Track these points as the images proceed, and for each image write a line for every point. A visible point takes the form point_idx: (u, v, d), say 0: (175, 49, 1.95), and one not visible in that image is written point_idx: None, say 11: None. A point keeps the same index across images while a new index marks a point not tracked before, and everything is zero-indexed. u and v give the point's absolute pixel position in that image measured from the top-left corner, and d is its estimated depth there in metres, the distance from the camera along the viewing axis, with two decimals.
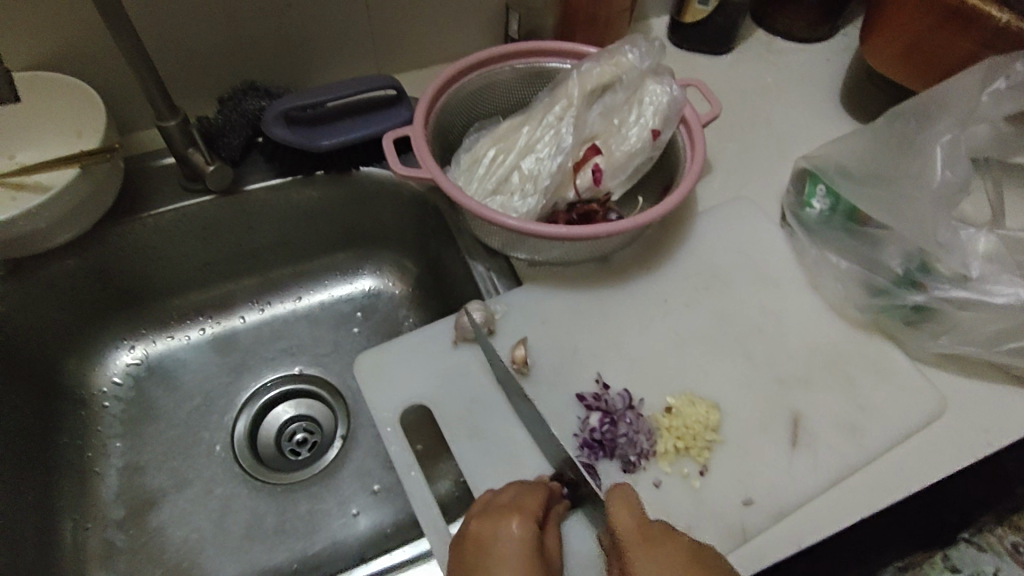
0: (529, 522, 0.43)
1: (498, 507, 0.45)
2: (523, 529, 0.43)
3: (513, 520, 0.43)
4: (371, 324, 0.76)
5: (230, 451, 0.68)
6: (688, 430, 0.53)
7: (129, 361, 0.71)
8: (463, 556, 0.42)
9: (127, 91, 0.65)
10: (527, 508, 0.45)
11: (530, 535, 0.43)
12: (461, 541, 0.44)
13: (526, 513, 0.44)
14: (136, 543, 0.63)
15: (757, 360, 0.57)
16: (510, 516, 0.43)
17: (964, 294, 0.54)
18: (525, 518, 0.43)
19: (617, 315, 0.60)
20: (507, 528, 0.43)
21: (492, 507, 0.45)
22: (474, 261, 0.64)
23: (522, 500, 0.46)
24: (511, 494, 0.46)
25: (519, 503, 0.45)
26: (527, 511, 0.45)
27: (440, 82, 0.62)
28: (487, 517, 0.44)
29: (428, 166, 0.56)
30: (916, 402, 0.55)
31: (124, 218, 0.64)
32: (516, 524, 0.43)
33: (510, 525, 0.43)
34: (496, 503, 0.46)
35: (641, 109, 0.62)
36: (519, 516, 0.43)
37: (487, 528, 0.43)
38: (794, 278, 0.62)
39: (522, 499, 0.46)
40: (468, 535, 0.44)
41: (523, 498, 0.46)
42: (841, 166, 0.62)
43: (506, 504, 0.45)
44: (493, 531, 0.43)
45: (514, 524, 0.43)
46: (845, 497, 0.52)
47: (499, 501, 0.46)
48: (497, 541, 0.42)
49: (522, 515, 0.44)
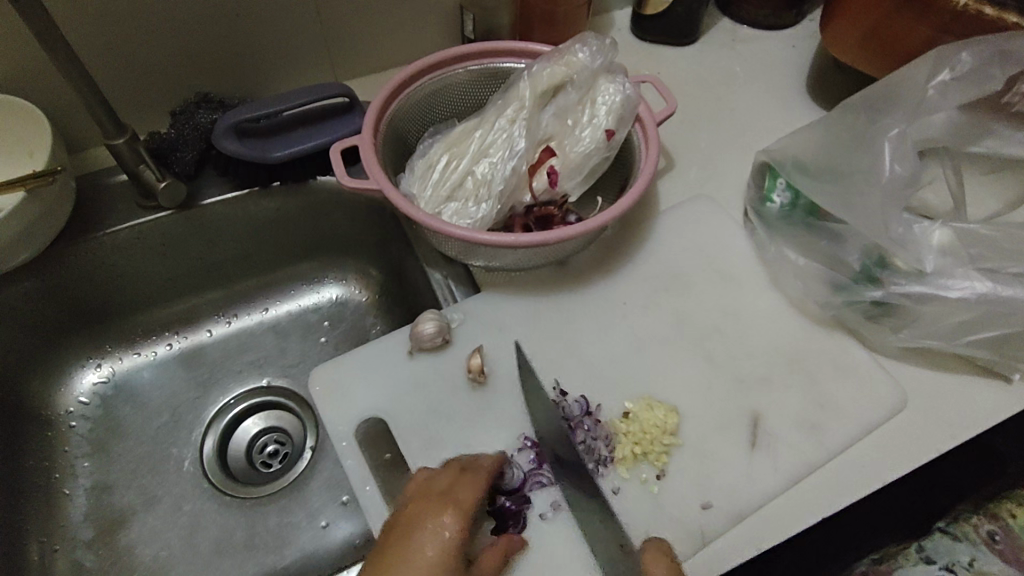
0: (461, 518, 0.44)
1: (436, 494, 0.46)
2: (453, 525, 0.43)
3: (446, 519, 0.43)
4: (339, 332, 0.75)
5: (198, 467, 0.68)
6: (646, 435, 0.52)
7: (95, 379, 0.71)
8: (392, 534, 0.44)
9: (75, 110, 0.64)
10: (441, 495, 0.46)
11: (458, 533, 0.43)
12: (392, 517, 0.45)
13: (460, 508, 0.44)
14: (105, 563, 0.63)
15: (717, 361, 0.57)
16: (428, 506, 0.45)
17: (921, 288, 0.53)
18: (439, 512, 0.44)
19: (575, 319, 0.59)
20: (438, 524, 0.43)
21: (430, 491, 0.46)
22: (432, 269, 0.64)
23: (460, 489, 0.46)
24: (450, 479, 0.47)
25: (454, 493, 0.45)
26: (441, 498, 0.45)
27: (389, 88, 0.61)
28: (422, 504, 0.45)
29: (375, 176, 0.56)
30: (877, 397, 0.55)
31: (78, 238, 0.64)
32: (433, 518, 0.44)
33: (442, 521, 0.43)
34: (433, 489, 0.46)
35: (595, 108, 0.61)
36: (453, 512, 0.44)
37: (420, 517, 0.44)
38: (755, 274, 0.62)
39: (459, 488, 0.46)
40: (402, 518, 0.45)
41: (459, 487, 0.46)
42: (798, 159, 0.60)
43: (442, 493, 0.46)
44: (426, 524, 0.43)
45: (447, 519, 0.44)
46: (805, 497, 0.51)
47: (437, 484, 0.47)
48: (426, 536, 0.43)
49: (455, 509, 0.44)
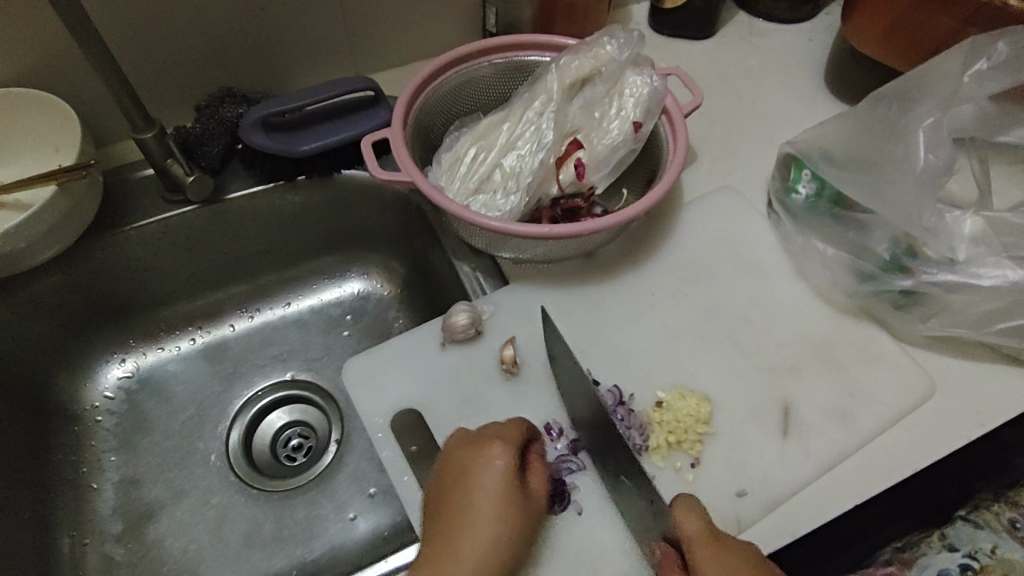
0: (512, 449, 0.48)
1: (483, 434, 0.50)
2: (506, 456, 0.48)
3: (495, 452, 0.48)
4: (361, 326, 0.75)
5: (225, 460, 0.68)
6: (679, 423, 0.53)
7: (120, 374, 0.71)
8: (450, 470, 0.49)
9: (100, 104, 0.64)
10: (487, 438, 0.50)
11: (512, 460, 0.48)
12: (448, 457, 0.50)
13: (508, 442, 0.49)
14: (135, 556, 0.63)
15: (746, 350, 0.57)
16: (482, 449, 0.49)
17: (952, 277, 0.54)
18: (491, 454, 0.48)
19: (605, 310, 0.59)
20: (492, 458, 0.48)
21: (478, 435, 0.50)
22: (460, 262, 0.64)
23: (505, 429, 0.50)
24: (493, 424, 0.51)
25: (500, 432, 0.50)
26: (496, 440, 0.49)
27: (418, 81, 0.61)
28: (471, 447, 0.49)
29: (407, 168, 0.56)
30: (906, 385, 0.55)
31: (105, 232, 0.64)
32: (487, 459, 0.48)
33: (495, 453, 0.48)
34: (478, 435, 0.50)
35: (623, 101, 0.61)
36: (503, 444, 0.48)
37: (473, 454, 0.49)
38: (781, 265, 0.62)
39: (502, 427, 0.50)
40: (456, 458, 0.49)
41: (504, 427, 0.50)
42: (827, 150, 0.61)
43: (489, 433, 0.50)
44: (481, 458, 0.48)
45: (498, 452, 0.48)
46: (838, 484, 0.52)
47: (483, 431, 0.51)
48: (482, 470, 0.48)
49: (504, 443, 0.49)
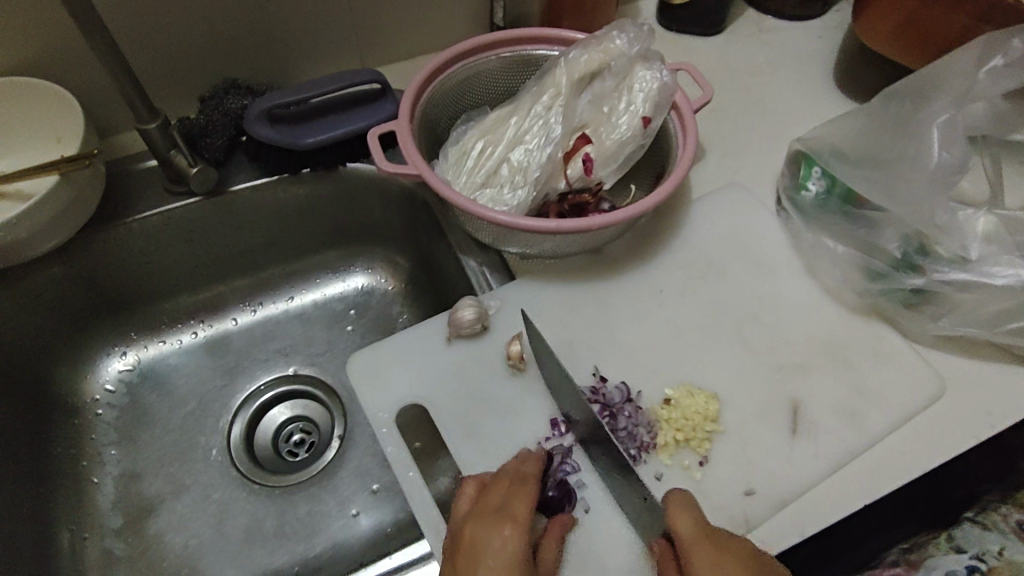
0: (520, 530, 0.42)
1: (491, 511, 0.44)
2: (514, 537, 0.42)
3: (507, 531, 0.42)
4: (365, 322, 0.75)
5: (226, 455, 0.68)
6: (687, 421, 0.52)
7: (121, 367, 0.70)
8: (456, 562, 0.42)
9: (104, 94, 0.63)
10: (507, 510, 0.44)
11: (521, 542, 0.42)
12: (455, 538, 0.44)
13: (518, 521, 0.43)
14: (135, 551, 0.62)
15: (755, 348, 0.57)
16: (500, 525, 0.42)
17: (964, 276, 0.53)
18: (513, 527, 0.42)
19: (612, 307, 0.59)
20: (500, 538, 0.42)
21: (486, 509, 0.44)
22: (466, 257, 0.63)
23: (514, 504, 0.44)
24: (502, 493, 0.45)
25: (509, 508, 0.44)
26: (515, 515, 0.43)
27: (425, 73, 0.60)
28: (482, 524, 0.43)
29: (414, 161, 0.55)
30: (916, 384, 0.55)
31: (108, 223, 0.63)
32: (505, 534, 0.42)
33: (503, 534, 0.42)
34: (489, 507, 0.44)
35: (632, 95, 0.61)
36: (511, 525, 0.42)
37: (481, 536, 0.42)
38: (789, 262, 0.61)
39: (513, 500, 0.45)
40: (462, 538, 0.43)
41: (512, 502, 0.44)
42: (837, 148, 0.61)
43: (498, 509, 0.44)
44: (487, 539, 0.42)
45: (506, 533, 0.42)
46: (848, 484, 0.51)
47: (492, 499, 0.45)
48: (488, 552, 0.41)
49: (513, 522, 0.43)
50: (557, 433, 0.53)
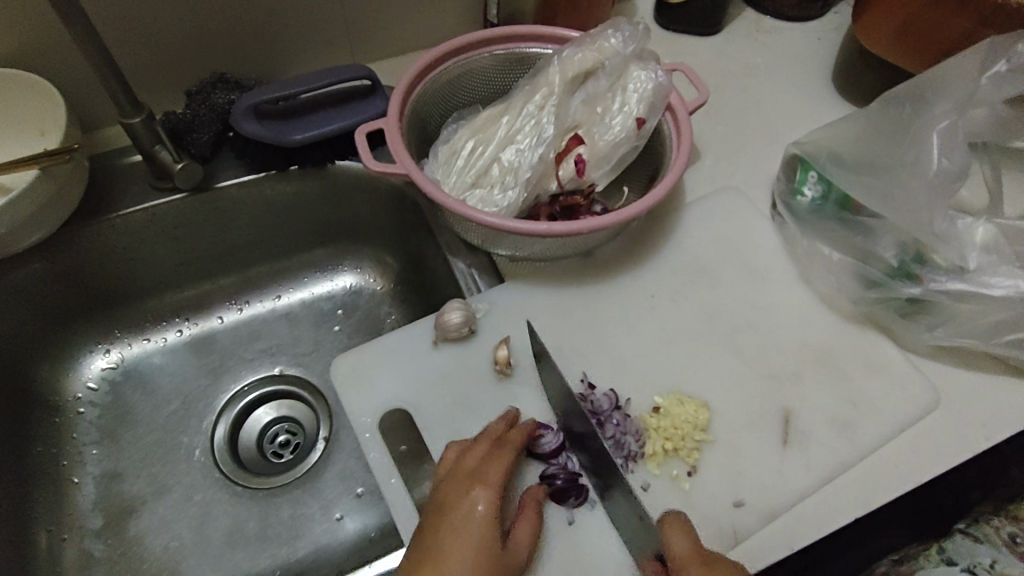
0: (490, 488, 0.44)
1: (467, 469, 0.46)
2: (483, 497, 0.43)
3: (477, 490, 0.44)
4: (352, 322, 0.74)
5: (210, 456, 0.67)
6: (676, 430, 0.51)
7: (103, 365, 0.69)
8: (428, 514, 0.44)
9: (88, 87, 0.62)
10: (487, 470, 0.45)
11: (490, 502, 0.43)
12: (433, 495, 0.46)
13: (490, 480, 0.44)
14: (114, 553, 0.61)
15: (748, 355, 0.56)
16: (471, 483, 0.44)
17: (962, 286, 0.52)
18: (486, 486, 0.44)
19: (602, 311, 0.58)
20: (469, 498, 0.43)
21: (464, 467, 0.46)
22: (455, 258, 0.62)
23: (490, 464, 0.46)
24: (478, 453, 0.47)
25: (484, 465, 0.46)
26: (491, 475, 0.45)
27: (415, 70, 0.59)
28: (455, 482, 0.45)
29: (402, 161, 0.54)
30: (909, 394, 0.54)
31: (90, 219, 0.62)
32: (477, 493, 0.44)
33: (473, 493, 0.43)
34: (465, 466, 0.46)
35: (626, 96, 0.59)
36: (481, 484, 0.44)
37: (451, 491, 0.44)
38: (784, 269, 0.60)
39: (491, 462, 0.46)
40: (436, 494, 0.45)
41: (490, 459, 0.46)
42: (833, 152, 0.59)
43: (473, 467, 0.46)
44: (455, 497, 0.44)
45: (477, 491, 0.44)
46: (839, 496, 0.50)
47: (471, 459, 0.47)
48: (458, 510, 0.43)
49: (483, 481, 0.44)
50: (549, 433, 0.52)
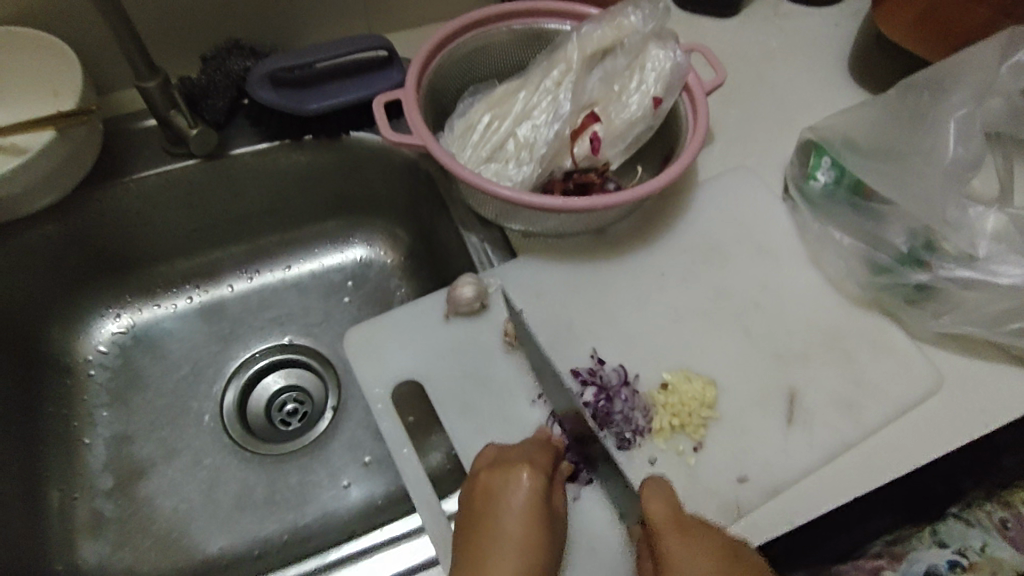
0: (538, 472, 0.44)
1: (508, 459, 0.46)
2: (534, 481, 0.44)
3: (524, 474, 0.44)
4: (362, 294, 0.74)
5: (219, 422, 0.67)
6: (684, 407, 0.52)
7: (115, 329, 0.70)
8: (471, 507, 0.44)
9: (105, 50, 0.62)
10: (533, 462, 0.46)
11: (539, 486, 0.44)
12: (470, 487, 0.45)
13: (536, 466, 0.45)
14: (125, 513, 0.62)
15: (756, 335, 0.57)
16: (518, 468, 0.44)
17: (971, 274, 0.52)
18: (534, 470, 0.44)
19: (612, 288, 0.58)
20: (517, 481, 0.43)
21: (503, 459, 0.46)
22: (468, 232, 0.62)
23: (532, 455, 0.47)
24: (517, 450, 0.48)
25: (526, 457, 0.46)
26: (537, 463, 0.46)
27: (433, 43, 0.59)
28: (498, 469, 0.45)
29: (419, 132, 0.54)
30: (913, 378, 0.55)
31: (106, 182, 0.62)
32: (524, 476, 0.44)
33: (521, 477, 0.44)
34: (504, 458, 0.46)
35: (643, 74, 0.60)
36: (529, 468, 0.44)
37: (497, 479, 0.44)
38: (795, 252, 0.61)
39: (532, 454, 0.47)
40: (479, 485, 0.44)
41: (531, 453, 0.47)
42: (848, 138, 0.60)
43: (514, 458, 0.46)
44: (504, 482, 0.43)
45: (525, 476, 0.44)
46: (842, 475, 0.51)
47: (507, 454, 0.47)
48: (508, 495, 0.43)
49: (531, 466, 0.45)
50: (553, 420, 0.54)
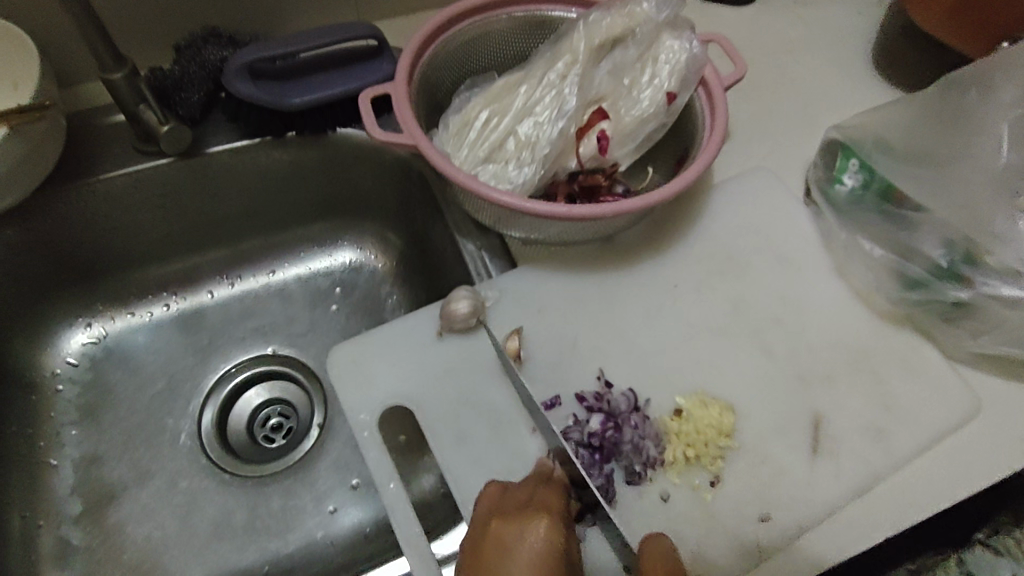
0: (556, 523, 0.39)
1: (522, 507, 0.41)
2: (552, 533, 0.39)
3: (541, 526, 0.39)
4: (351, 301, 0.69)
5: (196, 440, 0.63)
6: (700, 436, 0.48)
7: (85, 340, 0.65)
8: (479, 562, 0.38)
9: (67, 38, 0.56)
10: (550, 509, 0.41)
11: (558, 539, 0.39)
12: (477, 538, 0.40)
13: (554, 515, 0.40)
14: (93, 541, 0.58)
15: (778, 355, 0.52)
16: (535, 518, 0.39)
17: (1017, 292, 0.48)
18: (552, 520, 0.39)
19: (621, 302, 0.53)
20: (533, 534, 0.38)
21: (516, 507, 0.41)
22: (463, 239, 0.57)
23: (548, 501, 0.42)
24: (530, 495, 0.43)
25: (542, 504, 0.41)
26: (554, 512, 0.40)
27: (426, 32, 0.54)
28: (511, 520, 0.40)
29: (409, 130, 0.49)
30: (948, 403, 0.50)
31: (69, 183, 0.57)
32: (541, 527, 0.39)
33: (537, 529, 0.39)
34: (516, 505, 0.41)
35: (656, 67, 0.54)
36: (547, 519, 0.39)
37: (511, 532, 0.39)
38: (819, 262, 0.56)
39: (548, 499, 0.42)
40: (489, 537, 0.39)
41: (546, 499, 0.42)
42: (879, 138, 0.55)
43: (528, 506, 0.41)
44: (518, 535, 0.38)
45: (542, 528, 0.39)
46: (874, 512, 0.47)
47: (520, 500, 0.42)
48: (522, 551, 0.38)
49: (549, 516, 0.39)
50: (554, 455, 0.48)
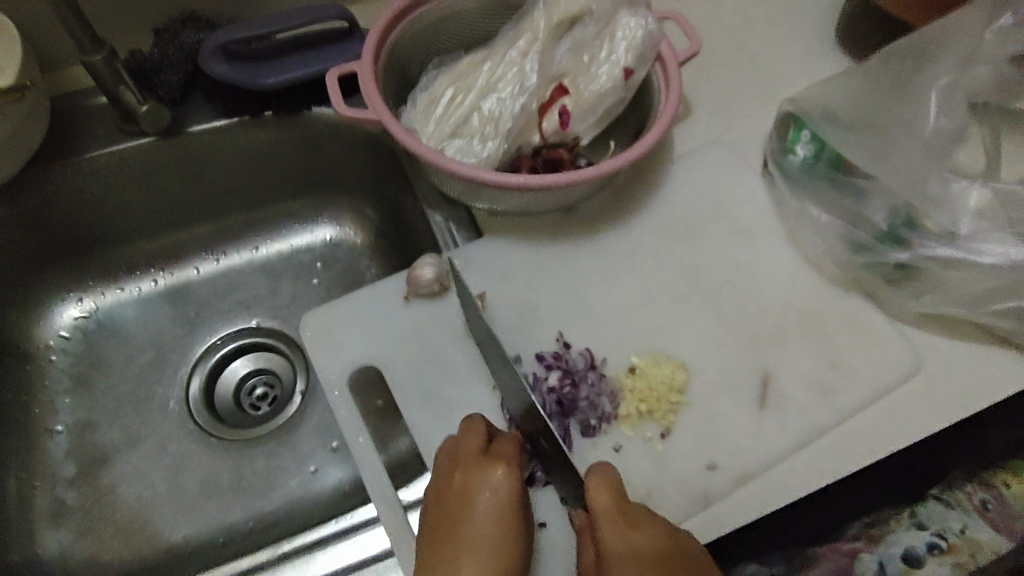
0: (514, 475, 0.42)
1: (480, 457, 0.43)
2: (509, 485, 0.42)
3: (500, 479, 0.42)
4: (331, 274, 0.72)
5: (184, 408, 0.66)
6: (652, 392, 0.51)
7: (76, 313, 0.68)
8: (442, 511, 0.42)
9: (49, 23, 0.59)
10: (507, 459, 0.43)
11: (515, 490, 0.42)
12: (441, 486, 0.43)
13: (512, 467, 0.43)
14: (87, 502, 0.61)
15: (729, 317, 0.55)
16: (493, 471, 0.42)
17: (952, 252, 0.51)
18: (510, 473, 0.42)
19: (581, 269, 0.56)
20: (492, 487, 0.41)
21: (474, 455, 0.44)
22: (431, 211, 0.61)
23: (505, 451, 0.44)
24: (486, 443, 0.45)
25: (498, 454, 0.44)
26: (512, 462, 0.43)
27: (392, 12, 0.56)
28: (472, 472, 0.42)
29: (373, 106, 0.52)
30: (890, 359, 0.53)
31: (56, 162, 0.60)
32: (500, 480, 0.42)
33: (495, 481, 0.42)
34: (473, 454, 0.44)
35: (614, 44, 0.56)
36: (505, 472, 0.42)
37: (472, 484, 0.42)
38: (771, 229, 0.59)
39: (504, 448, 0.44)
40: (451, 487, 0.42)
41: (502, 448, 0.44)
42: (828, 110, 0.56)
43: (486, 456, 0.44)
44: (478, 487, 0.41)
45: (500, 481, 0.42)
46: (814, 460, 0.50)
47: (476, 448, 0.44)
48: (481, 502, 0.41)
49: (506, 469, 0.42)
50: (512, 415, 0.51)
